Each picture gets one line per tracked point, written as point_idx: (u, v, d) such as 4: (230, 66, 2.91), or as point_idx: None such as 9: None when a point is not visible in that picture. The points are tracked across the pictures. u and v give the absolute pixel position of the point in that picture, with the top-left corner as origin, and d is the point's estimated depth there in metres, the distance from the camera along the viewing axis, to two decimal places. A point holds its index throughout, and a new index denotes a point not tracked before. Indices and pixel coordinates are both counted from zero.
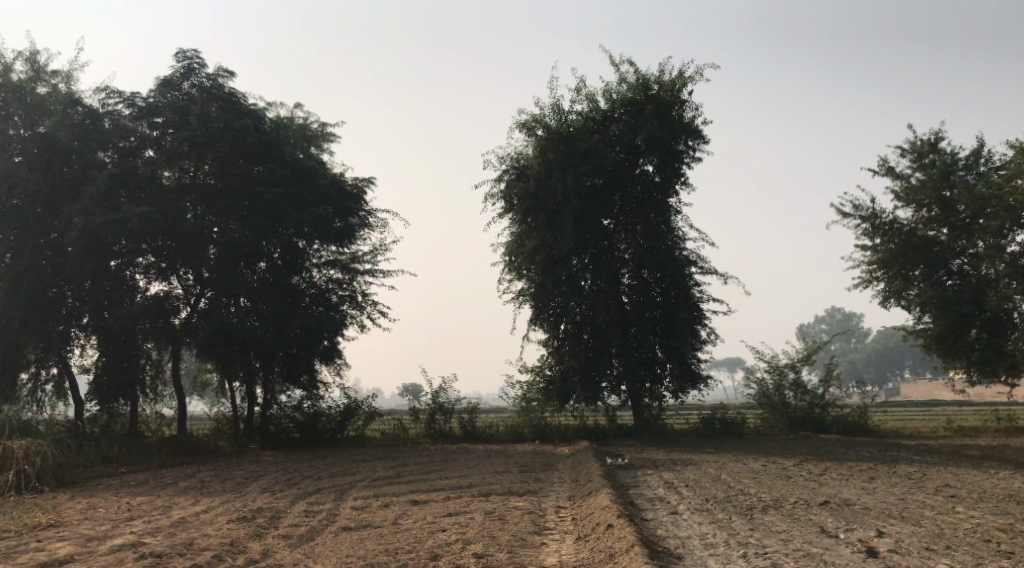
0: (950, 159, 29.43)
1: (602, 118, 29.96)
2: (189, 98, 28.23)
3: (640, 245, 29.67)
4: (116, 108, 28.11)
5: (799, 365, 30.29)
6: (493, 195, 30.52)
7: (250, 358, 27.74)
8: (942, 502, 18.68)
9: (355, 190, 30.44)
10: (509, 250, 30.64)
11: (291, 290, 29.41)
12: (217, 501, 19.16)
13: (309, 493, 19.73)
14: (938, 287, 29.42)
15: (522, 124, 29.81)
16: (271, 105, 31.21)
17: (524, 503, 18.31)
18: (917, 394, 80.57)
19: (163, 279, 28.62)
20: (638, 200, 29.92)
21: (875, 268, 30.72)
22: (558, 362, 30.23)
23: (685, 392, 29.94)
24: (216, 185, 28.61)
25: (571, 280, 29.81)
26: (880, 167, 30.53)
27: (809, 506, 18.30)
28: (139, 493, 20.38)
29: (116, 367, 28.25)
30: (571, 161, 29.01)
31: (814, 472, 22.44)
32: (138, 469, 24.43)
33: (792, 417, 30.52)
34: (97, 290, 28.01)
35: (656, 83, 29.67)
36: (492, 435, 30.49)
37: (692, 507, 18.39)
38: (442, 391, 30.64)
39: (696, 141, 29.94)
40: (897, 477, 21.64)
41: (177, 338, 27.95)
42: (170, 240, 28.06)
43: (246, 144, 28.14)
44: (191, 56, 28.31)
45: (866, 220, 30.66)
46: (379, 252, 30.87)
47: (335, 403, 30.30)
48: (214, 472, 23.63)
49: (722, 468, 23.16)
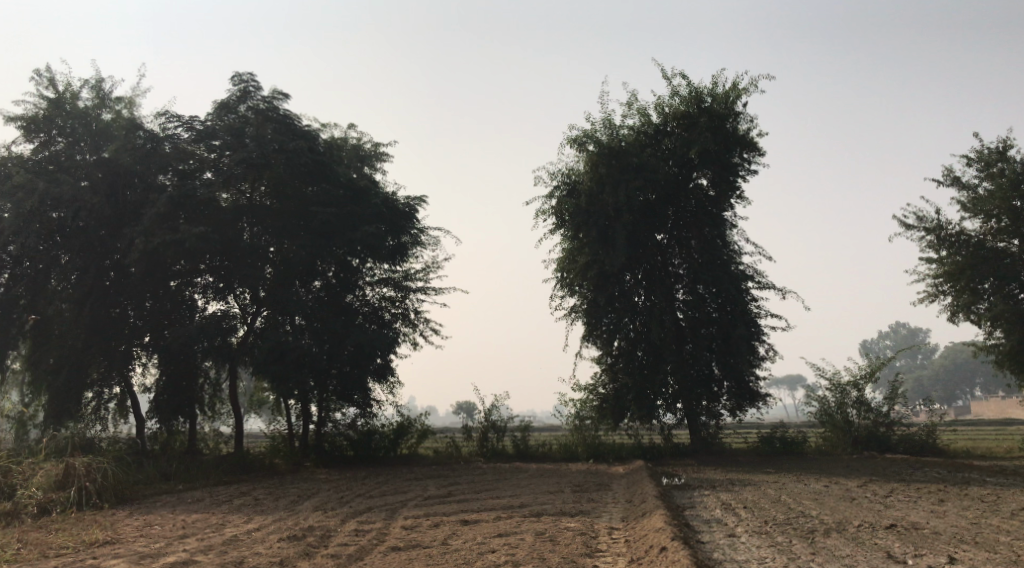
0: (1020, 168, 28.63)
1: (655, 132, 29.73)
2: (244, 120, 28.54)
3: (694, 260, 29.29)
4: (175, 132, 28.48)
5: (862, 382, 29.55)
6: (544, 212, 30.32)
7: (305, 376, 27.81)
8: (1016, 526, 17.99)
9: (407, 208, 30.46)
10: (561, 266, 30.40)
11: (345, 308, 29.55)
12: (270, 519, 19.15)
13: (360, 512, 19.64)
14: (1009, 300, 28.57)
15: (573, 139, 29.64)
16: (325, 126, 31.40)
17: (577, 524, 18.01)
18: (987, 412, 78.45)
19: (220, 299, 28.59)
20: (691, 215, 29.56)
21: (941, 282, 29.90)
22: (611, 380, 29.86)
23: (743, 409, 29.43)
24: (272, 206, 28.71)
25: (625, 296, 29.53)
26: (946, 177, 29.75)
27: (874, 530, 17.74)
28: (193, 511, 20.45)
29: (175, 386, 28.68)
30: (623, 176, 28.80)
31: (879, 494, 21.77)
32: (194, 486, 24.59)
33: (855, 436, 29.75)
34: (158, 310, 28.36)
35: (709, 95, 29.30)
36: (546, 453, 30.24)
37: (751, 530, 17.92)
38: (494, 408, 30.43)
39: (751, 153, 29.49)
40: (967, 499, 20.93)
41: (235, 357, 28.05)
42: (226, 259, 28.36)
43: (300, 164, 28.28)
44: (246, 79, 28.58)
45: (930, 232, 29.86)
46: (432, 270, 30.89)
47: (389, 420, 30.24)
48: (269, 490, 23.70)
49: (782, 489, 22.60)
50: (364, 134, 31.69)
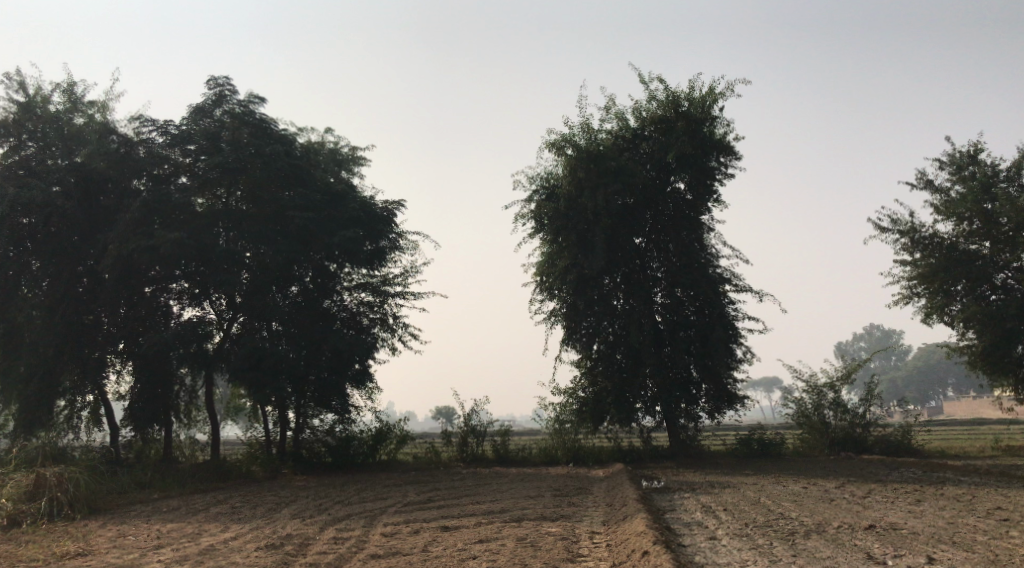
0: (991, 171, 28.89)
1: (632, 136, 29.77)
2: (220, 125, 28.21)
3: (672, 263, 29.36)
4: (150, 136, 28.18)
5: (839, 384, 29.63)
6: (523, 216, 30.24)
7: (282, 383, 27.45)
8: (993, 526, 18.06)
9: (386, 213, 30.17)
10: (540, 270, 30.33)
11: (323, 313, 29.25)
12: (247, 528, 18.94)
13: (339, 520, 19.47)
14: (982, 302, 28.78)
15: (551, 143, 29.57)
16: (302, 130, 31.16)
17: (558, 528, 17.93)
18: (959, 412, 79.22)
19: (197, 305, 28.40)
20: (669, 219, 29.65)
21: (915, 284, 30.09)
22: (591, 384, 29.82)
23: (721, 412, 29.41)
24: (248, 211, 28.45)
25: (604, 300, 29.56)
26: (919, 180, 29.97)
27: (854, 531, 17.77)
28: (169, 521, 20.20)
29: (149, 394, 28.30)
30: (601, 180, 28.74)
31: (858, 495, 21.82)
32: (170, 495, 24.32)
33: (832, 438, 29.86)
34: (132, 316, 27.92)
35: (686, 99, 29.32)
36: (526, 458, 30.13)
37: (732, 532, 17.90)
38: (474, 413, 30.25)
39: (728, 157, 29.55)
40: (944, 499, 21.02)
41: (211, 363, 28.06)
42: (202, 265, 27.94)
43: (277, 168, 28.21)
44: (222, 83, 28.30)
45: (904, 235, 30.06)
46: (410, 274, 30.67)
47: (367, 426, 30.03)
48: (246, 498, 23.47)
49: (761, 490, 22.61)
50: (341, 138, 31.48)
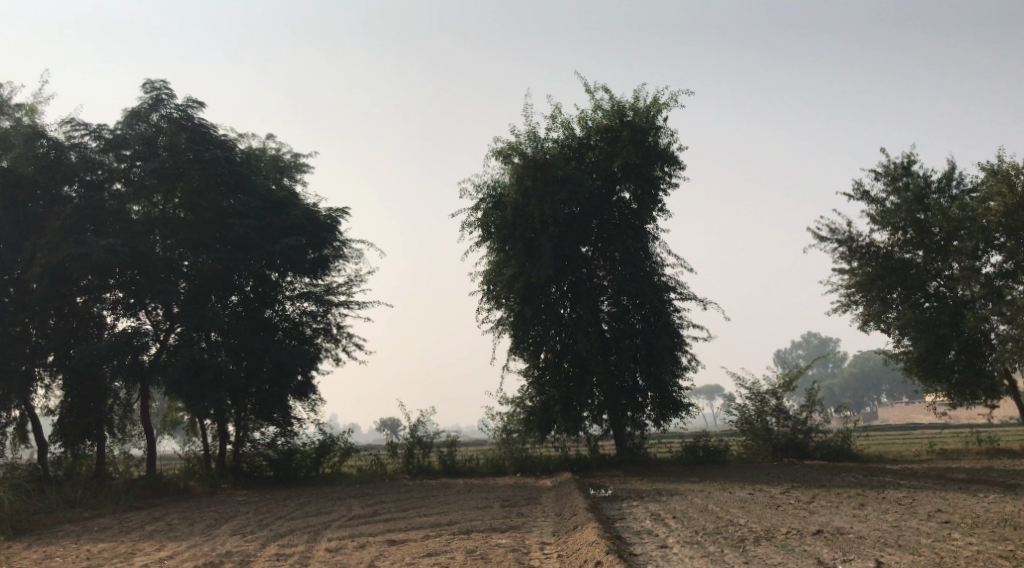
0: (923, 182, 29.18)
1: (578, 145, 29.60)
2: (157, 131, 27.46)
3: (618, 271, 29.29)
4: (82, 141, 27.30)
5: (781, 391, 29.76)
6: (470, 224, 29.86)
7: (221, 396, 26.68)
8: (937, 528, 18.08)
9: (330, 221, 29.60)
10: (487, 279, 29.97)
11: (263, 324, 28.53)
12: (184, 545, 18.24)
13: (281, 535, 18.87)
14: (916, 309, 29.06)
15: (498, 151, 29.28)
16: (243, 137, 30.48)
17: (508, 540, 17.54)
18: (895, 417, 80.57)
19: (131, 315, 27.49)
20: (615, 228, 29.47)
21: (853, 292, 30.28)
22: (538, 393, 29.47)
23: (667, 420, 29.35)
24: (186, 218, 27.82)
25: (551, 308, 29.29)
26: (855, 191, 30.22)
27: (802, 536, 17.67)
28: (101, 540, 19.41)
29: (81, 408, 27.46)
30: (548, 188, 28.50)
31: (804, 500, 21.76)
32: (103, 513, 23.46)
33: (775, 444, 29.92)
34: (62, 328, 27.15)
35: (631, 109, 29.29)
36: (473, 468, 29.71)
37: (683, 540, 17.66)
38: (420, 424, 29.78)
39: (672, 167, 29.52)
40: (887, 503, 21.06)
41: (146, 376, 27.25)
42: (138, 273, 27.11)
43: (216, 175, 27.39)
44: (159, 87, 27.51)
45: (842, 244, 30.28)
46: (355, 283, 30.17)
47: (310, 439, 29.33)
48: (183, 514, 22.72)
49: (709, 497, 22.48)
50: (284, 145, 30.91)
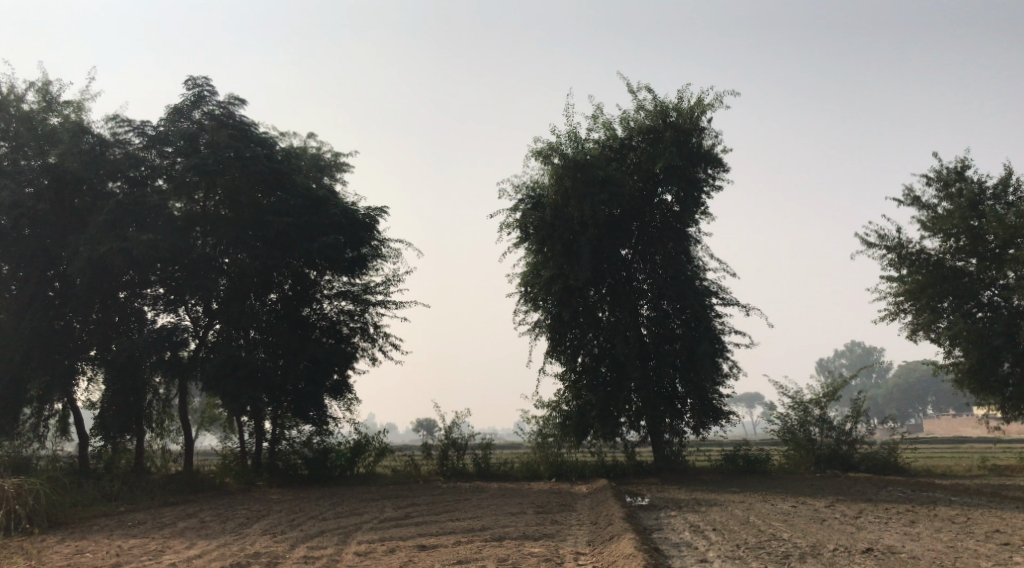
0: (978, 188, 28.29)
1: (620, 146, 29.07)
2: (200, 128, 27.26)
3: (660, 275, 28.72)
4: (126, 137, 27.34)
5: (824, 401, 29.00)
6: (508, 225, 29.51)
7: (258, 393, 26.64)
8: (993, 550, 17.37)
9: (368, 219, 29.39)
10: (524, 280, 29.60)
11: (301, 322, 28.51)
12: (213, 545, 18.05)
13: (312, 536, 18.64)
14: (968, 319, 28.18)
15: (538, 152, 28.88)
16: (284, 134, 30.36)
17: (541, 549, 17.12)
18: (939, 431, 78.85)
19: (171, 311, 27.44)
20: (657, 231, 28.90)
21: (902, 300, 29.48)
22: (574, 398, 29.00)
23: (706, 427, 28.64)
24: (228, 216, 27.61)
25: (589, 311, 28.92)
26: (906, 196, 29.46)
27: (851, 554, 17.04)
28: (132, 537, 19.27)
29: (120, 403, 27.33)
30: (589, 189, 27.97)
31: (850, 515, 21.10)
32: (137, 508, 23.41)
33: (818, 455, 29.20)
34: (104, 322, 27.16)
35: (675, 109, 28.69)
36: (508, 472, 29.36)
37: (723, 555, 17.13)
38: (456, 426, 29.46)
39: (716, 169, 28.93)
40: (938, 521, 20.34)
41: (185, 371, 26.92)
42: (180, 269, 27.15)
43: (256, 173, 27.18)
44: (201, 83, 27.42)
45: (891, 250, 29.48)
46: (393, 283, 29.92)
47: (346, 438, 29.19)
48: (216, 512, 22.59)
49: (750, 509, 21.84)
50: (324, 143, 30.74)
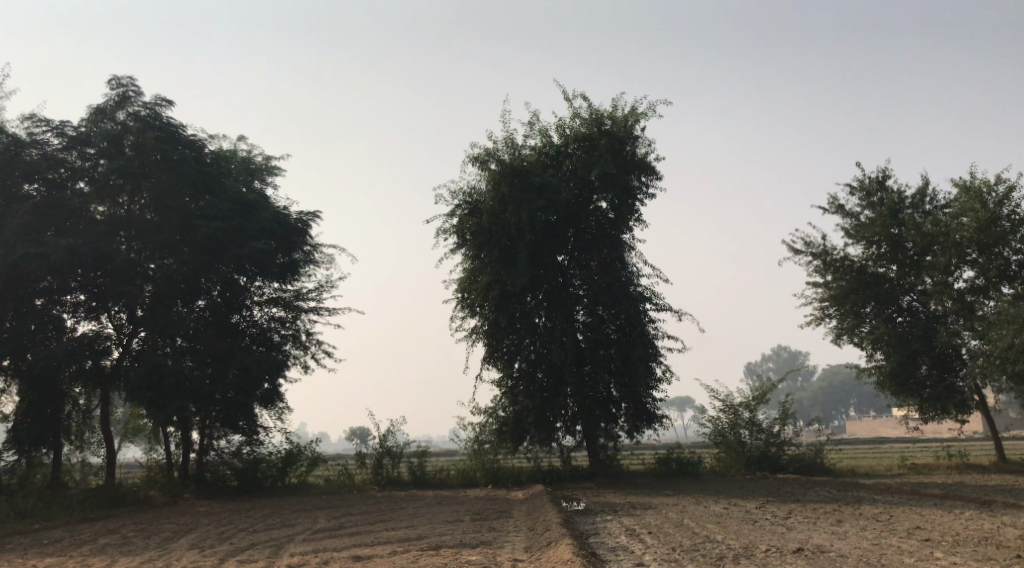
0: (898, 197, 28.81)
1: (556, 153, 28.90)
2: (123, 129, 26.49)
3: (594, 281, 28.72)
4: (44, 137, 26.36)
5: (754, 404, 29.26)
6: (445, 231, 29.21)
7: (185, 403, 25.88)
8: (919, 546, 17.59)
9: (300, 224, 28.92)
10: (461, 286, 29.28)
11: (231, 329, 27.90)
12: (135, 560, 17.41)
13: (242, 549, 18.09)
14: (889, 323, 28.66)
15: (474, 157, 28.66)
16: (213, 137, 29.65)
17: (477, 557, 16.84)
18: (863, 431, 80.61)
19: (93, 318, 26.73)
20: (592, 236, 28.93)
21: (827, 306, 29.88)
22: (511, 404, 28.73)
23: (640, 431, 28.72)
24: (154, 220, 26.81)
25: (526, 317, 28.67)
26: (830, 205, 29.89)
27: (782, 554, 17.10)
28: (48, 555, 18.51)
29: (37, 414, 26.44)
30: (525, 195, 27.87)
31: (781, 516, 21.22)
32: (55, 525, 22.56)
33: (749, 457, 29.40)
34: (20, 332, 25.78)
35: (609, 118, 28.78)
36: (443, 480, 29.01)
37: (659, 558, 17.05)
38: (390, 434, 29.06)
39: (650, 177, 29.02)
40: (865, 519, 20.59)
41: (106, 381, 26.33)
42: (102, 275, 26.29)
43: (183, 174, 26.69)
44: (126, 83, 26.65)
45: (817, 257, 29.89)
46: (325, 290, 29.43)
47: (276, 448, 28.52)
48: (139, 526, 21.86)
49: (684, 512, 21.84)
50: (255, 147, 30.12)
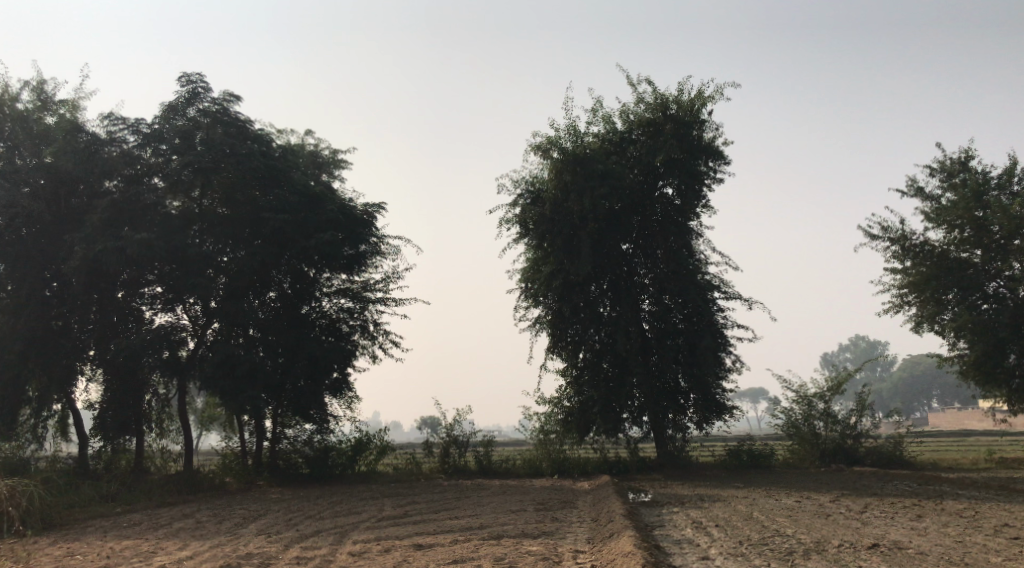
0: (982, 178, 27.98)
1: (620, 140, 28.70)
2: (194, 125, 26.97)
3: (661, 270, 28.41)
4: (121, 135, 27.00)
5: (829, 395, 28.64)
6: (508, 221, 29.19)
7: (257, 392, 26.29)
8: (1003, 545, 17.02)
9: (366, 216, 29.08)
10: (524, 277, 29.28)
11: (301, 320, 28.22)
12: (207, 545, 17.77)
13: (307, 536, 18.34)
14: (973, 311, 27.79)
15: (537, 146, 28.57)
16: (281, 132, 30.10)
17: (539, 547, 16.83)
18: (944, 423, 78.58)
19: (169, 310, 27.11)
20: (658, 225, 28.54)
21: (906, 293, 29.18)
22: (576, 393, 28.65)
23: (709, 423, 28.32)
24: (226, 214, 27.33)
25: (591, 306, 28.54)
26: (910, 187, 29.12)
27: (857, 550, 16.73)
28: (125, 538, 19.00)
29: (120, 403, 26.98)
30: (588, 183, 27.66)
31: (854, 510, 20.78)
32: (134, 509, 23.17)
33: (822, 449, 28.87)
34: (102, 322, 26.83)
35: (675, 102, 28.33)
36: (510, 470, 29.07)
37: (726, 552, 16.82)
38: (457, 423, 29.09)
39: (716, 162, 28.58)
40: (946, 515, 20.03)
41: (183, 371, 26.71)
42: (176, 267, 26.74)
43: (251, 169, 26.92)
44: (195, 80, 27.08)
45: (895, 242, 29.17)
46: (392, 281, 29.64)
47: (346, 436, 28.89)
48: (213, 512, 22.35)
49: (753, 505, 21.55)
50: (322, 141, 30.47)
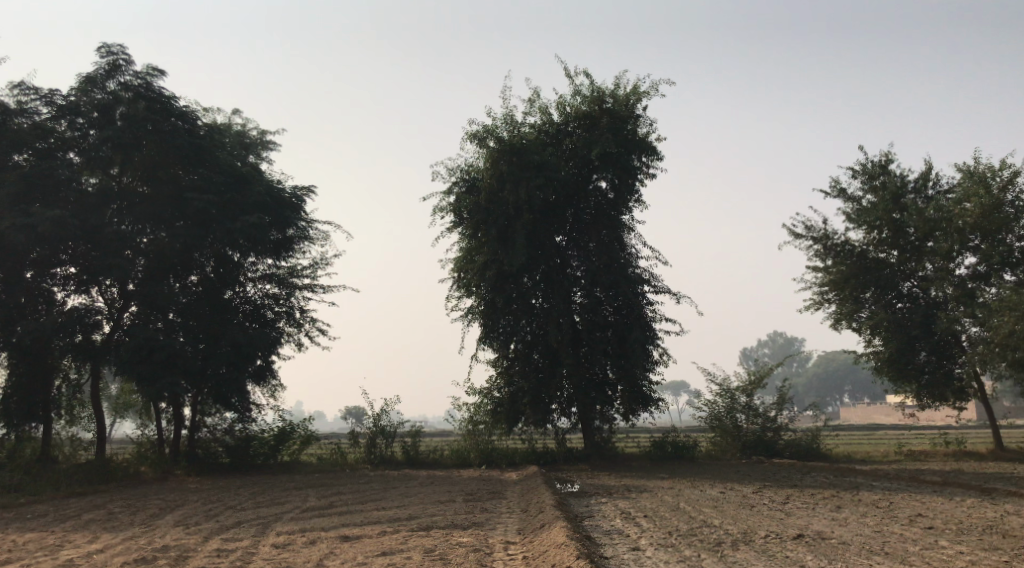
0: (900, 181, 28.35)
1: (556, 131, 28.47)
2: (114, 99, 25.99)
3: (593, 262, 28.17)
4: (32, 106, 25.65)
5: (750, 389, 28.88)
6: (442, 209, 28.74)
7: (177, 378, 25.44)
8: (921, 535, 17.22)
9: (294, 199, 28.40)
10: (457, 266, 28.88)
11: (224, 305, 27.37)
12: (119, 538, 17.01)
13: (227, 528, 17.70)
14: (889, 309, 28.31)
15: (473, 134, 28.14)
16: (208, 110, 29.25)
17: (469, 538, 16.48)
18: (856, 417, 80.55)
19: (82, 291, 26.10)
20: (591, 216, 28.57)
21: (826, 290, 29.50)
22: (506, 384, 28.44)
23: (636, 414, 28.36)
24: (147, 193, 26.52)
25: (524, 298, 28.08)
26: (833, 188, 29.47)
27: (782, 540, 16.77)
28: (30, 530, 18.10)
29: (27, 388, 25.95)
30: (525, 172, 27.34)
31: (778, 501, 20.89)
32: (41, 500, 22.16)
33: (744, 442, 29.05)
34: (9, 306, 24.97)
35: (610, 96, 28.27)
36: (436, 460, 28.74)
37: (656, 542, 16.69)
38: (384, 413, 28.65)
39: (650, 157, 28.52)
40: (864, 505, 20.27)
41: (97, 355, 25.69)
42: (91, 246, 25.63)
43: (175, 147, 26.21)
44: (116, 52, 26.05)
45: (817, 242, 29.46)
46: (320, 267, 29.00)
47: (268, 425, 28.14)
48: (126, 502, 21.52)
49: (680, 496, 21.53)
50: (249, 121, 29.70)
